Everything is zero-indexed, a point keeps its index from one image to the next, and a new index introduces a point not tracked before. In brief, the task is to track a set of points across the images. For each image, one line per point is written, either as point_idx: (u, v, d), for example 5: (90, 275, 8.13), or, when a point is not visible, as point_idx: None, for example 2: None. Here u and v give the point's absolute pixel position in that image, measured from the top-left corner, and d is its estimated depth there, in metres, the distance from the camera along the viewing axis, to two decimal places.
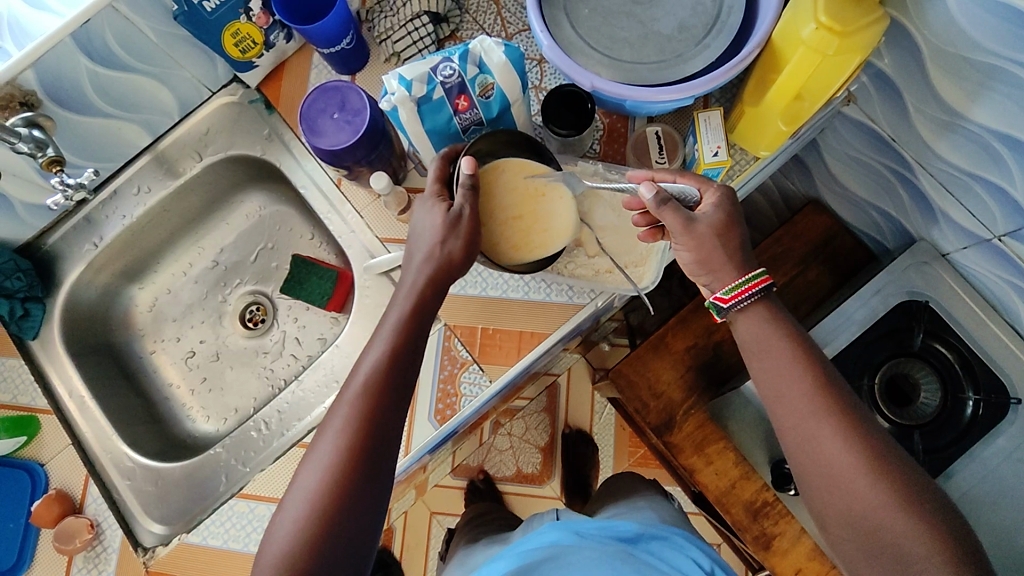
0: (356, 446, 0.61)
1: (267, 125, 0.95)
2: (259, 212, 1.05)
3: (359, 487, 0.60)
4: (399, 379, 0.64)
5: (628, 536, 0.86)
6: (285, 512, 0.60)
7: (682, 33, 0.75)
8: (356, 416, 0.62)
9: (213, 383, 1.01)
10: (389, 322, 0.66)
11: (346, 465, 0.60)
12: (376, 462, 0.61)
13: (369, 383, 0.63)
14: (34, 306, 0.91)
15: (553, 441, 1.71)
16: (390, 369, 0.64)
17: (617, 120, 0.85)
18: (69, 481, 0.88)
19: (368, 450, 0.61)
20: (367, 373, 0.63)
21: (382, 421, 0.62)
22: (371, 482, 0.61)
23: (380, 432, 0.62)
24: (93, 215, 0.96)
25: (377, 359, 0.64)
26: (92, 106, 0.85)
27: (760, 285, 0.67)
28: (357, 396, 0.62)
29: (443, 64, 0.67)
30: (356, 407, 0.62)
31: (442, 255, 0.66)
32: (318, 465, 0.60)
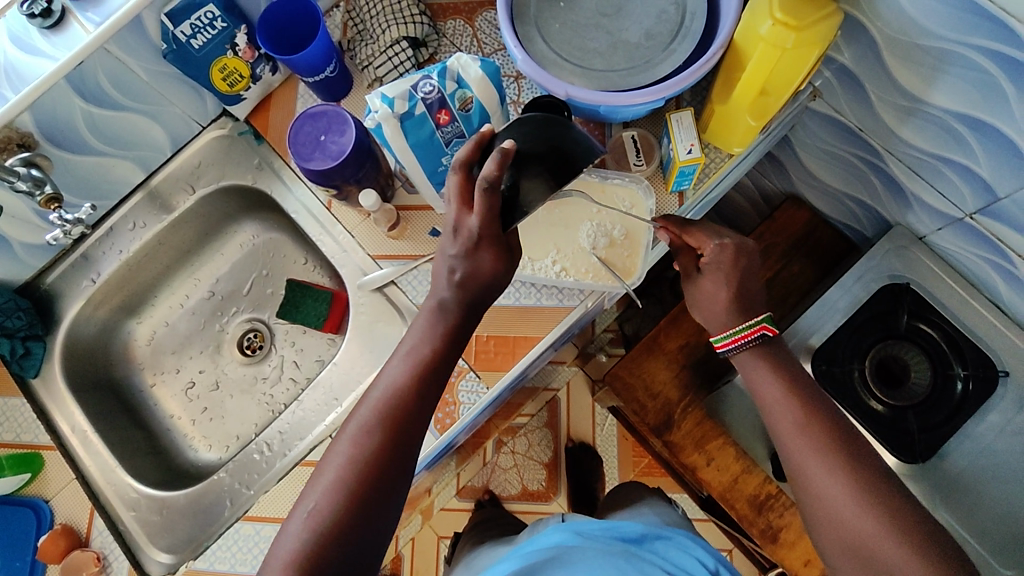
0: (373, 454, 0.65)
1: (258, 155, 0.98)
2: (253, 241, 1.07)
3: (375, 490, 0.64)
4: (425, 389, 0.69)
5: (632, 536, 0.87)
6: (302, 504, 0.64)
7: (648, 40, 0.79)
8: (386, 420, 0.67)
9: (213, 412, 1.02)
10: (430, 335, 0.71)
11: (368, 468, 0.64)
12: (395, 468, 0.66)
13: (401, 391, 0.68)
14: (34, 345, 0.93)
15: (557, 456, 1.71)
16: (420, 380, 0.69)
17: (594, 127, 0.87)
18: (75, 517, 0.87)
19: (388, 458, 0.65)
20: (402, 380, 0.69)
21: (402, 434, 0.67)
22: (387, 486, 0.65)
23: (405, 440, 0.67)
24: (89, 253, 0.98)
25: (412, 368, 0.69)
26: (87, 145, 0.88)
27: (752, 335, 0.71)
28: (390, 399, 0.68)
29: (423, 82, 0.71)
30: (388, 412, 0.67)
31: (471, 274, 0.68)
32: (341, 459, 0.65)
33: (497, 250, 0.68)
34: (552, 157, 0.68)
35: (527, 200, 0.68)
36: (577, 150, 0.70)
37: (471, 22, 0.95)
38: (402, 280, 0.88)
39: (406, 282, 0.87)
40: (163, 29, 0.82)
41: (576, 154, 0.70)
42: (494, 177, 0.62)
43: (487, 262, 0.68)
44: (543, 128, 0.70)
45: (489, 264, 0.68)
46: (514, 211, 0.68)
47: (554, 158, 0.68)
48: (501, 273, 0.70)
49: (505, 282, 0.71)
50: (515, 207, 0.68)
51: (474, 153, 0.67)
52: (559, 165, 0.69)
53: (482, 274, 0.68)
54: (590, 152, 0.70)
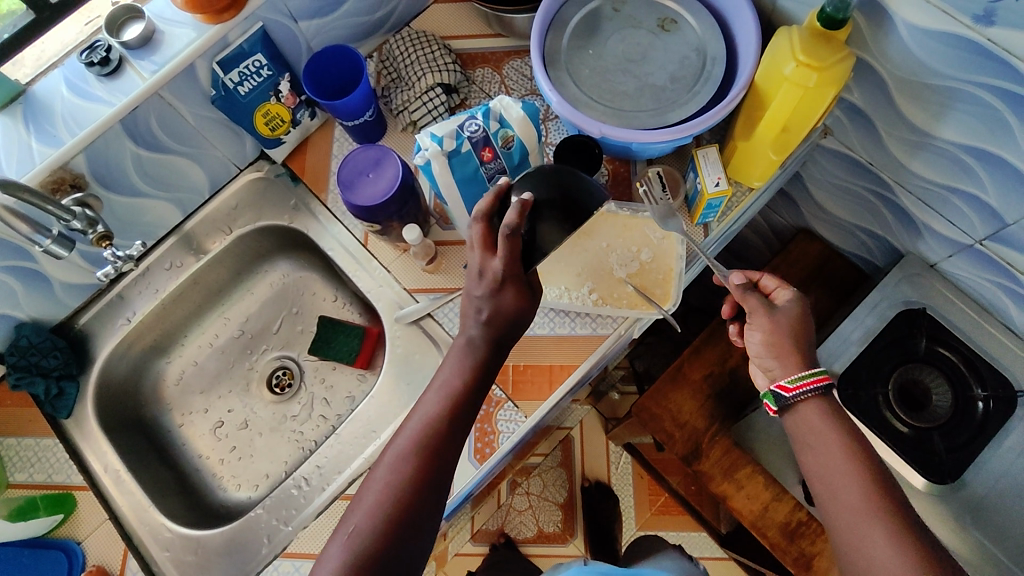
0: (411, 482, 0.63)
1: (294, 196, 1.01)
2: (283, 280, 1.10)
3: (410, 518, 0.62)
4: (460, 422, 0.67)
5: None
6: (342, 530, 0.62)
7: (673, 83, 0.85)
8: (421, 449, 0.65)
9: (242, 451, 1.02)
10: (460, 365, 0.69)
11: (405, 495, 0.62)
12: (433, 498, 0.64)
13: (433, 423, 0.66)
14: (68, 384, 0.93)
15: (573, 496, 1.69)
16: (454, 412, 0.67)
17: (620, 165, 0.93)
18: (107, 557, 0.86)
19: (424, 487, 0.63)
20: (433, 410, 0.67)
21: (438, 464, 0.65)
22: (423, 514, 0.63)
23: (439, 473, 0.65)
24: (124, 292, 0.99)
25: (444, 399, 0.67)
26: (133, 185, 0.90)
27: (814, 384, 0.70)
28: (424, 429, 0.66)
29: (469, 121, 0.75)
30: (424, 442, 0.65)
31: (497, 306, 0.67)
32: (377, 486, 0.63)
33: (519, 289, 0.68)
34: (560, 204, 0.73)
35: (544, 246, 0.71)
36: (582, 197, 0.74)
37: (499, 70, 1.00)
38: (438, 312, 0.91)
39: (442, 314, 0.90)
40: (213, 77, 0.86)
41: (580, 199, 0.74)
42: (516, 223, 0.64)
43: (510, 300, 0.67)
44: (554, 177, 0.73)
45: (512, 301, 0.67)
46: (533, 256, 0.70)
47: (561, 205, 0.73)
48: (526, 305, 0.68)
49: (529, 317, 0.70)
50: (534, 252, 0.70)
51: (494, 203, 0.69)
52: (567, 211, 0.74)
53: (502, 313, 0.67)
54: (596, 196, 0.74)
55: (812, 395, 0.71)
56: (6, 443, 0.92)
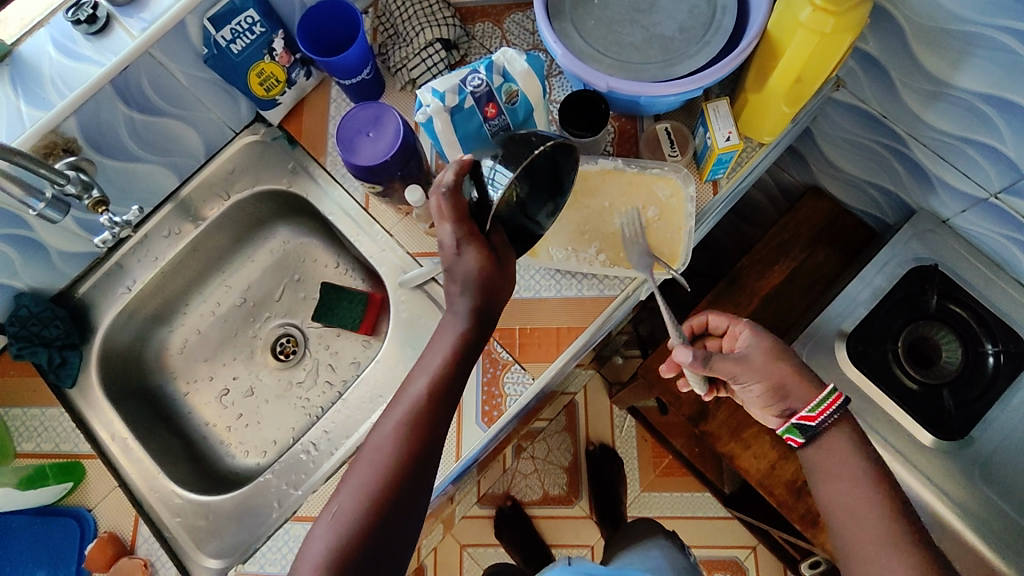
0: (398, 462, 0.61)
1: (292, 159, 0.99)
2: (283, 246, 1.08)
3: (398, 498, 0.60)
4: (448, 399, 0.64)
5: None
6: (328, 510, 0.60)
7: (683, 34, 0.82)
8: (407, 430, 0.62)
9: (250, 418, 1.01)
10: (443, 342, 0.65)
11: (390, 475, 0.60)
12: (422, 476, 0.61)
13: (421, 401, 0.63)
14: (71, 354, 0.92)
15: (577, 459, 1.71)
16: (441, 389, 0.63)
17: (626, 122, 0.91)
18: (119, 523, 0.86)
19: (412, 466, 0.61)
20: (418, 388, 0.63)
21: (426, 441, 0.62)
22: (411, 494, 0.60)
23: (428, 451, 0.62)
24: (123, 261, 0.98)
25: (431, 378, 0.63)
26: (127, 149, 0.88)
27: (832, 406, 0.73)
28: (411, 409, 0.62)
29: (471, 76, 0.72)
30: (412, 420, 0.62)
31: (472, 270, 0.63)
32: (365, 468, 0.60)
33: (480, 248, 0.63)
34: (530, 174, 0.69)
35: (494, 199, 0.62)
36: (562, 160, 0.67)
37: (500, 25, 0.97)
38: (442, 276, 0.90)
39: None
40: (205, 35, 0.83)
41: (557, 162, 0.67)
42: (452, 181, 0.62)
43: (473, 259, 0.63)
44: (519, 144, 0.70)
45: (476, 262, 0.63)
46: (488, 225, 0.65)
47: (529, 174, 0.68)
48: (494, 264, 0.63)
49: (506, 277, 0.65)
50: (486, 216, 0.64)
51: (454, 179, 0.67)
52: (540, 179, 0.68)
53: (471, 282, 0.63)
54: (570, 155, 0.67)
55: (836, 418, 0.74)
56: (12, 413, 0.92)
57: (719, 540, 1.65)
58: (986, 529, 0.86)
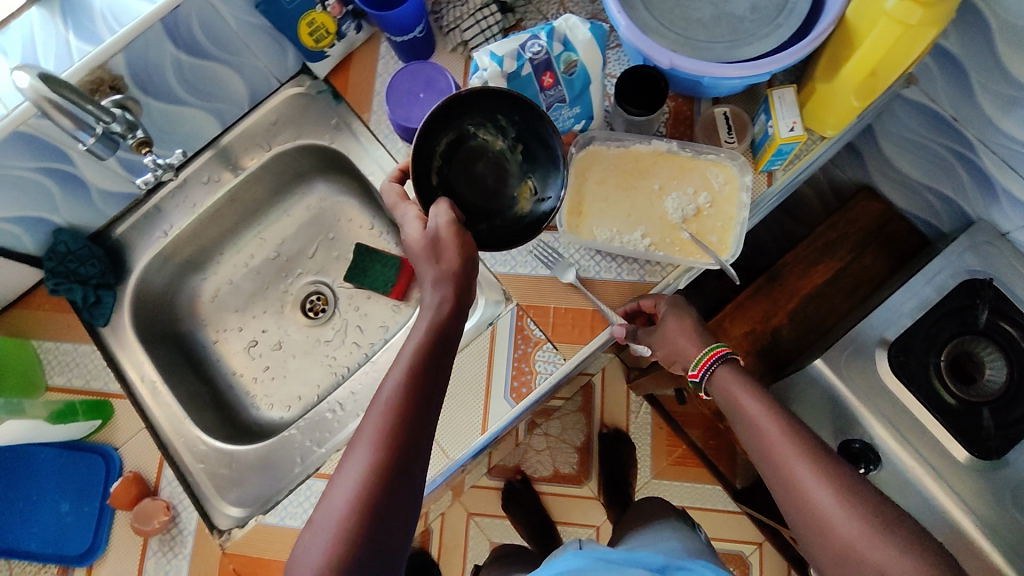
0: (387, 454, 0.57)
1: (336, 114, 0.97)
2: (320, 203, 1.07)
3: (393, 492, 0.56)
4: (431, 383, 0.62)
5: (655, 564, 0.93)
6: (320, 513, 0.56)
7: (754, 14, 0.78)
8: (388, 433, 0.58)
9: (276, 371, 1.02)
10: (417, 329, 0.64)
11: (378, 475, 0.56)
12: (414, 466, 0.58)
13: (403, 388, 0.60)
14: (105, 293, 0.93)
15: (590, 440, 1.71)
16: (423, 373, 0.61)
17: (682, 103, 0.87)
18: (143, 464, 0.87)
19: (401, 456, 0.57)
20: (392, 388, 0.60)
21: (412, 428, 0.59)
22: (404, 488, 0.57)
23: (416, 439, 0.59)
24: (162, 205, 0.98)
25: (405, 376, 0.61)
26: (173, 92, 0.87)
27: (710, 357, 0.74)
28: (390, 409, 0.59)
29: (531, 42, 0.69)
30: (395, 407, 0.59)
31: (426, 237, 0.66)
32: (354, 465, 0.56)
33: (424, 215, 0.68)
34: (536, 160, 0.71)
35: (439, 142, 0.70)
36: (533, 117, 0.68)
37: None
38: None
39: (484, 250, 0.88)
40: None
41: (533, 125, 0.69)
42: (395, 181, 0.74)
43: (414, 227, 0.68)
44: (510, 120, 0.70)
45: (416, 230, 0.67)
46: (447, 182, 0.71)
47: (529, 154, 0.71)
48: (432, 224, 0.65)
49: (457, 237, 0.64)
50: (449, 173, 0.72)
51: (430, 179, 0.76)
52: (530, 153, 0.71)
53: (413, 243, 0.67)
54: (528, 102, 0.66)
55: (718, 366, 0.74)
56: (46, 347, 0.93)
57: (726, 533, 1.65)
58: (1014, 554, 0.84)
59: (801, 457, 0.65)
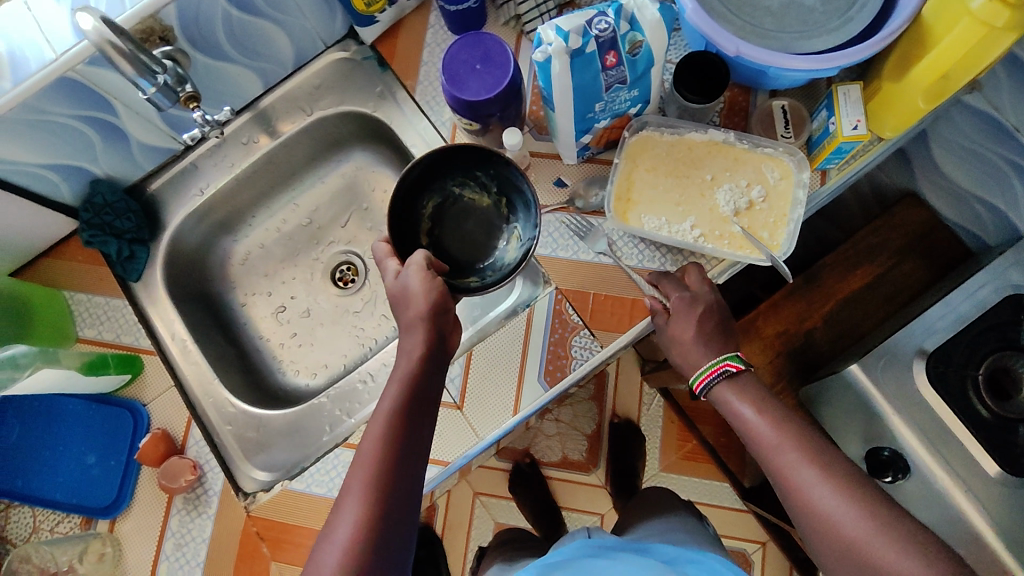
0: (385, 471, 0.63)
1: (380, 83, 0.96)
2: (355, 172, 1.05)
3: (395, 503, 0.63)
4: (422, 403, 0.68)
5: (668, 559, 0.92)
6: (331, 526, 0.62)
7: (825, 5, 0.75)
8: (384, 453, 0.64)
9: (303, 338, 1.01)
10: (408, 354, 0.69)
11: (379, 491, 0.62)
12: (411, 478, 0.65)
13: (397, 409, 0.66)
14: (139, 248, 0.92)
15: (600, 429, 1.71)
16: (413, 394, 0.67)
17: (738, 93, 0.85)
18: (170, 423, 0.87)
19: (399, 471, 0.64)
20: (387, 412, 0.66)
21: (408, 444, 0.65)
22: (404, 498, 0.64)
23: (412, 454, 0.65)
24: (199, 163, 0.97)
25: (388, 420, 0.65)
26: (221, 49, 0.85)
27: (711, 375, 0.73)
28: (377, 452, 0.64)
29: (598, 18, 0.66)
30: (391, 428, 0.65)
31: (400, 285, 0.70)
32: (358, 482, 0.63)
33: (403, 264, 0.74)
34: (517, 208, 0.79)
35: (426, 205, 0.80)
36: (501, 167, 0.76)
37: None
38: None
39: None
40: None
41: (505, 175, 0.77)
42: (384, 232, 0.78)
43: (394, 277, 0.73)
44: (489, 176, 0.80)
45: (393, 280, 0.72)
46: (439, 240, 0.81)
47: (511, 205, 0.80)
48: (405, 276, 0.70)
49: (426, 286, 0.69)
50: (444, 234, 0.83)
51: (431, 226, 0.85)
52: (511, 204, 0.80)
53: (387, 293, 0.72)
54: (492, 151, 0.74)
55: (720, 381, 0.72)
56: (76, 298, 0.92)
57: (731, 530, 1.65)
58: None
59: (806, 460, 0.65)
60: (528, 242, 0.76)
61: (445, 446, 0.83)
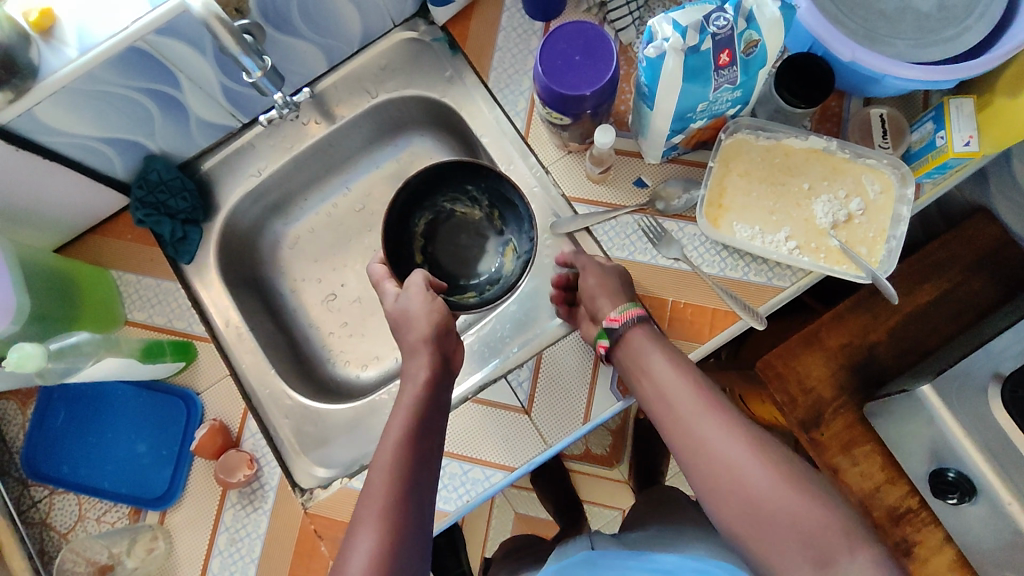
0: (398, 504, 0.58)
1: (450, 67, 0.91)
2: (413, 159, 1.01)
3: (411, 538, 0.58)
4: (430, 430, 0.64)
5: (668, 569, 0.82)
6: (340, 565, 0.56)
7: (943, 13, 0.71)
8: (397, 484, 0.59)
9: (354, 328, 0.97)
10: (417, 380, 0.66)
11: (392, 525, 0.57)
12: (423, 513, 0.60)
13: (408, 435, 0.61)
14: (192, 229, 0.88)
15: (626, 425, 1.68)
16: (423, 422, 0.63)
17: (832, 98, 0.81)
18: (226, 415, 0.84)
19: (413, 504, 0.59)
20: (397, 438, 0.61)
21: (422, 474, 0.61)
22: (418, 533, 0.59)
23: (424, 485, 0.61)
24: (255, 142, 0.92)
25: (397, 447, 0.61)
26: (294, 27, 0.80)
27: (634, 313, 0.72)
28: (387, 477, 0.59)
29: (717, 14, 0.61)
30: (403, 455, 0.60)
31: (400, 308, 0.72)
32: (371, 514, 0.58)
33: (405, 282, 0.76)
34: (508, 220, 0.87)
35: (422, 222, 0.87)
36: (493, 183, 0.82)
37: None
38: (596, 229, 0.83)
39: (602, 231, 0.83)
40: None
41: (495, 192, 0.83)
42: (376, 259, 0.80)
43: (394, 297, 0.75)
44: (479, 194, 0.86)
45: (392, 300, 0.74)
46: (433, 254, 0.89)
47: (501, 218, 0.88)
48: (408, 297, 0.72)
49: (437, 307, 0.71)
50: (438, 247, 0.90)
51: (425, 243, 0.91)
52: (501, 217, 0.87)
53: (388, 317, 0.73)
54: (483, 170, 0.81)
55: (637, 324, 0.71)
56: (126, 279, 0.88)
57: None
58: None
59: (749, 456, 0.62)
60: (523, 256, 0.84)
61: (512, 451, 0.81)
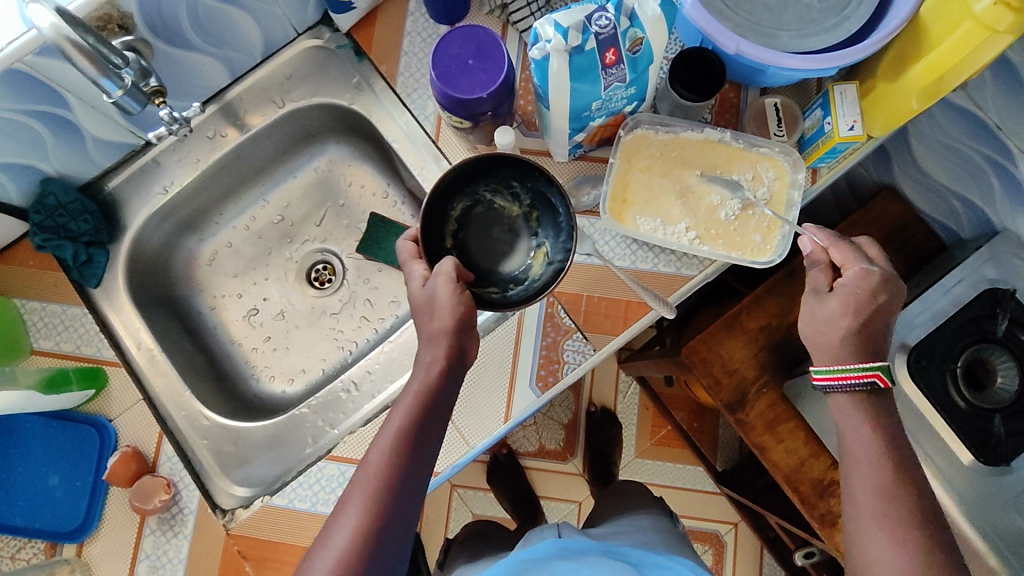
0: (388, 487, 0.63)
1: (358, 73, 0.90)
2: (330, 167, 1.00)
3: (395, 517, 0.62)
4: (433, 419, 0.65)
5: (632, 561, 0.88)
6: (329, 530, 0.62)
7: (823, 3, 0.74)
8: (389, 467, 0.63)
9: (278, 342, 0.96)
10: (424, 365, 0.66)
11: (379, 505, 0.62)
12: (412, 495, 0.64)
13: (408, 421, 0.64)
14: (97, 252, 0.85)
15: (577, 418, 1.69)
16: (426, 409, 0.65)
17: (729, 90, 0.84)
18: (141, 440, 0.82)
19: (402, 487, 0.63)
20: (399, 424, 0.64)
21: (415, 459, 0.64)
22: (404, 511, 0.63)
23: (416, 469, 0.64)
24: (160, 159, 0.90)
25: (397, 432, 0.64)
26: (189, 41, 0.78)
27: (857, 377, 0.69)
28: (383, 458, 0.63)
29: (598, 14, 0.63)
30: (401, 441, 0.64)
31: (426, 295, 0.65)
32: (362, 490, 0.63)
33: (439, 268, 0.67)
34: (548, 223, 0.73)
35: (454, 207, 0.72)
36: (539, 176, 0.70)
37: None
38: None
39: None
40: None
41: (543, 189, 0.71)
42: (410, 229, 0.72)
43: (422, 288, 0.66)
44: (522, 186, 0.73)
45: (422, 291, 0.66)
46: (461, 244, 0.74)
47: (540, 218, 0.74)
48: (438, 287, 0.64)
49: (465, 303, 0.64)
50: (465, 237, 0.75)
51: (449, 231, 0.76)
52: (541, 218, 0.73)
53: (413, 300, 0.67)
54: (534, 165, 0.69)
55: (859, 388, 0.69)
56: (28, 307, 0.84)
57: (704, 513, 1.66)
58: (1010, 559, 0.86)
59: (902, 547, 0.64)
60: (558, 263, 0.70)
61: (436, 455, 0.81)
